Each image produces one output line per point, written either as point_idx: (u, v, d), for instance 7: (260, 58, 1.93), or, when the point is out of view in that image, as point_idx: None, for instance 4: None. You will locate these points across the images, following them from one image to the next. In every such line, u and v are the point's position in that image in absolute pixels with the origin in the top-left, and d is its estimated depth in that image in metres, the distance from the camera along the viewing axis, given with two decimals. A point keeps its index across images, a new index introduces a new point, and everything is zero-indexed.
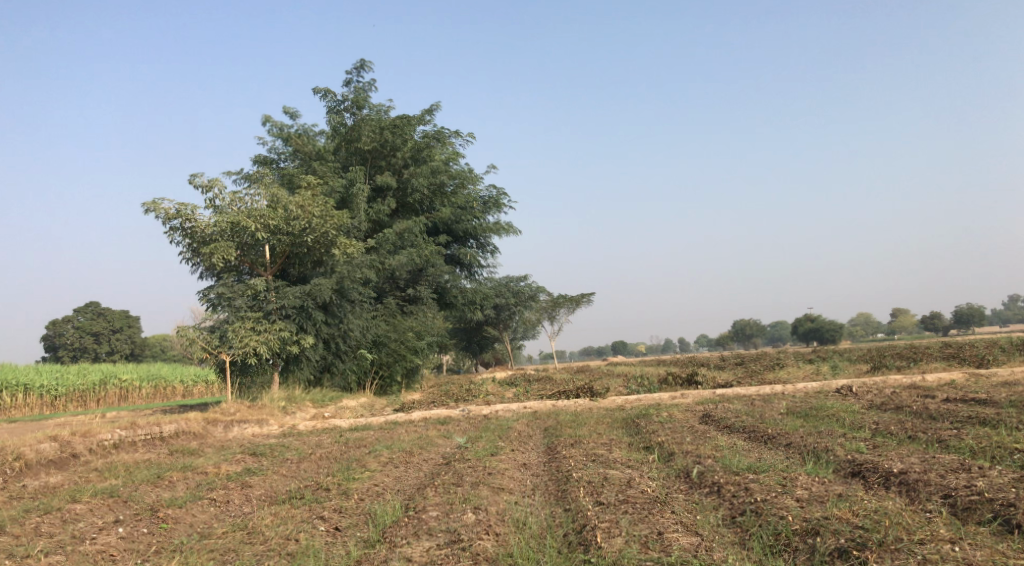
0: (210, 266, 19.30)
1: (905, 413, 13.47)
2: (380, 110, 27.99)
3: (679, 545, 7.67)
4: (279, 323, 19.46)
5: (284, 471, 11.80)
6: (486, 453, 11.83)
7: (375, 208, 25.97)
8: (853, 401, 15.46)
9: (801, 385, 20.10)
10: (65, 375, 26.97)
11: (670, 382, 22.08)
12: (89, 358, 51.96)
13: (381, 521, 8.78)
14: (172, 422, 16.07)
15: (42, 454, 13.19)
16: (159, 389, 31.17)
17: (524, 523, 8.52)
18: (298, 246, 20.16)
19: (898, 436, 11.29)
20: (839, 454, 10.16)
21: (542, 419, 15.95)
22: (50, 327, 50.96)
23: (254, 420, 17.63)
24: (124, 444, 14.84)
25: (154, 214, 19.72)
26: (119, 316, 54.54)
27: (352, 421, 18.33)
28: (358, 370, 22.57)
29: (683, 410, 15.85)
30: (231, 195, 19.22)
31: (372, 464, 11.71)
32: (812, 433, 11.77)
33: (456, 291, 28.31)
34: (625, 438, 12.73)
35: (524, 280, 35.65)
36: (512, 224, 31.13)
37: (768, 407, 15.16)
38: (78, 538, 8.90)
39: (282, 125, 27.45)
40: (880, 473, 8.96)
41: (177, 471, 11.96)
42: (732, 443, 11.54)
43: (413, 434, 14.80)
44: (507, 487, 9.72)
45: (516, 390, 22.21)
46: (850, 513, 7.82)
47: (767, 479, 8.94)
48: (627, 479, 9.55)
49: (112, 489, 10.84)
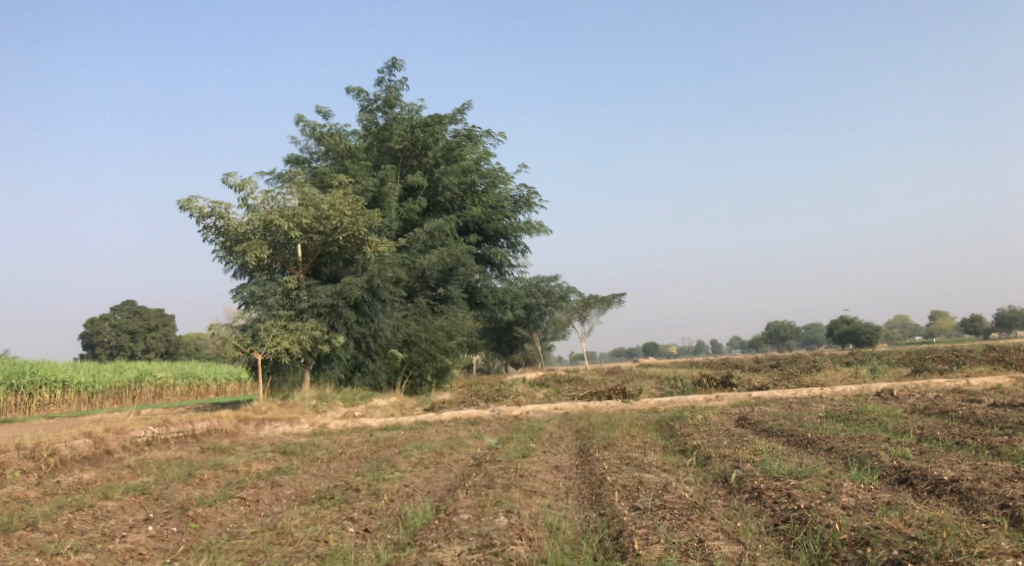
0: (243, 265, 19.34)
1: (951, 418, 13.03)
2: (412, 109, 27.92)
3: (722, 554, 7.39)
4: (310, 322, 19.45)
5: (315, 471, 11.69)
6: (518, 455, 11.62)
7: (407, 207, 25.90)
8: (895, 405, 15.03)
9: (840, 388, 19.63)
10: (102, 372, 27.20)
11: (705, 384, 21.71)
12: (125, 356, 52.58)
13: (412, 523, 8.61)
14: (204, 420, 16.09)
15: (76, 450, 13.23)
16: (193, 387, 31.44)
17: (558, 528, 8.30)
18: (330, 245, 20.13)
19: (946, 442, 10.89)
20: (885, 459, 9.81)
21: (575, 421, 15.70)
22: (88, 326, 51.77)
23: (285, 419, 17.59)
24: (157, 441, 14.85)
25: (189, 212, 19.80)
26: (155, 315, 55.19)
27: (383, 420, 18.20)
28: (388, 369, 22.50)
29: (719, 412, 15.51)
30: (264, 194, 19.23)
31: (403, 464, 11.55)
32: (854, 438, 11.40)
33: (486, 291, 28.17)
34: (659, 440, 12.46)
35: (555, 280, 35.50)
36: (543, 223, 30.90)
37: (806, 410, 14.78)
38: (108, 536, 8.82)
39: (314, 125, 27.49)
40: (929, 480, 8.62)
41: (209, 469, 11.90)
42: (771, 447, 11.23)
43: (443, 434, 14.64)
44: (540, 489, 9.51)
45: (548, 391, 21.96)
46: (902, 523, 7.50)
47: (810, 485, 8.62)
48: (664, 483, 9.29)
49: (144, 487, 10.80)
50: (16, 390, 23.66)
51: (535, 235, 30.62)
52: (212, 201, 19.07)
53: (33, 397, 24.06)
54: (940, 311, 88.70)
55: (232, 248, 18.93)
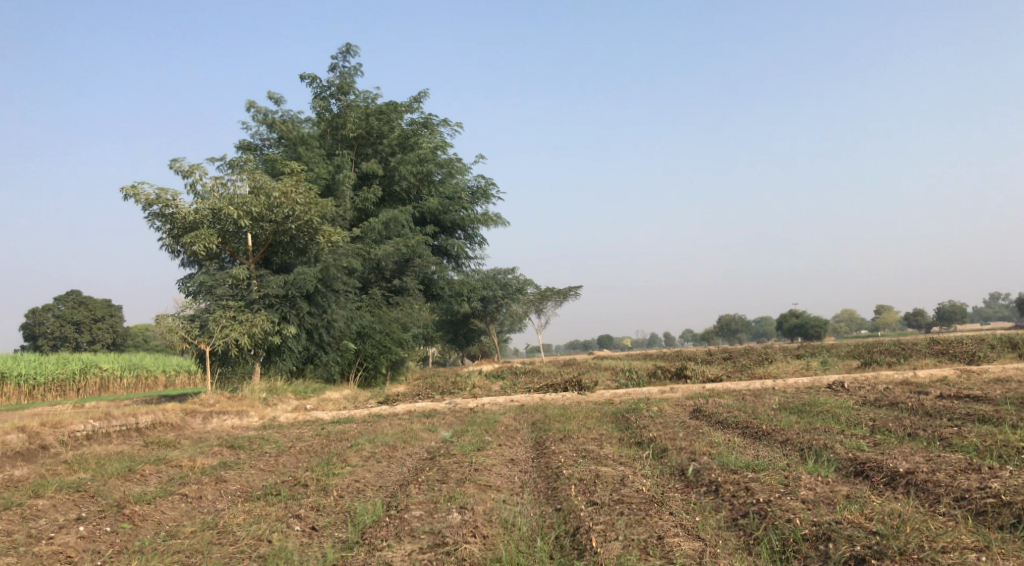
0: (191, 254, 18.73)
1: (901, 410, 13.09)
2: (366, 96, 27.38)
3: (682, 551, 7.23)
4: (261, 312, 18.94)
5: (262, 465, 11.29)
6: (473, 448, 11.36)
7: (361, 196, 25.39)
8: (846, 397, 15.10)
9: (792, 380, 19.73)
10: (43, 363, 26.25)
11: (659, 376, 21.69)
12: (69, 347, 51.08)
13: (361, 521, 8.30)
14: (148, 413, 15.52)
15: (9, 446, 12.60)
16: (141, 379, 30.56)
17: (513, 524, 8.06)
18: (281, 234, 19.59)
19: (898, 434, 10.91)
20: (840, 451, 9.76)
21: (530, 413, 15.49)
22: (29, 316, 50.07)
23: (234, 412, 17.08)
24: (97, 435, 14.25)
25: (134, 199, 19.11)
26: (101, 305, 53.63)
27: (335, 413, 17.78)
28: (342, 361, 22.03)
29: (674, 404, 15.40)
30: (214, 181, 18.63)
31: (353, 459, 11.19)
32: (809, 430, 11.36)
33: (442, 283, 27.79)
34: (615, 433, 12.30)
35: (512, 272, 35.25)
36: (500, 215, 30.58)
37: (759, 402, 14.75)
38: (35, 538, 8.34)
39: (266, 111, 26.80)
40: (886, 472, 8.57)
41: (150, 464, 11.43)
42: (727, 439, 11.12)
43: (397, 427, 14.30)
44: (494, 484, 9.26)
45: (503, 383, 21.76)
46: (863, 517, 7.42)
47: (769, 477, 8.51)
48: (621, 476, 9.10)
49: (79, 483, 10.30)
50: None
51: (492, 226, 30.34)
52: (158, 188, 18.42)
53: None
54: (884, 305, 90.58)
55: (180, 236, 18.31)
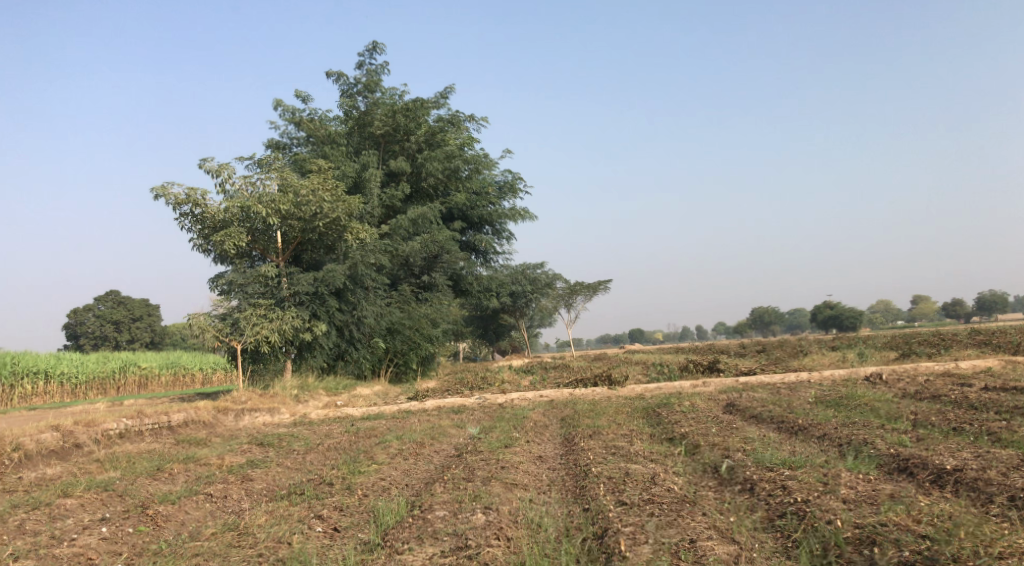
0: (222, 253, 18.68)
1: (944, 402, 12.62)
2: (393, 93, 27.23)
3: (716, 556, 6.93)
4: (292, 310, 18.86)
5: (289, 464, 11.16)
6: (500, 445, 11.12)
7: (389, 193, 25.26)
8: (885, 389, 14.63)
9: (828, 372, 19.26)
10: (85, 362, 26.44)
11: (692, 369, 21.33)
12: (109, 347, 51.88)
13: (384, 522, 8.11)
14: (180, 411, 15.49)
15: (43, 445, 12.60)
16: (178, 377, 30.79)
17: (539, 525, 7.81)
18: (310, 232, 19.45)
19: (942, 428, 10.48)
20: (881, 447, 9.37)
21: (559, 408, 15.24)
22: (71, 316, 50.77)
23: (266, 409, 17.01)
24: (129, 433, 14.22)
25: (163, 199, 19.13)
26: (139, 305, 54.26)
27: (366, 410, 17.68)
28: (372, 358, 21.90)
29: (706, 399, 15.05)
30: (242, 180, 18.56)
31: (380, 456, 11.01)
32: (847, 424, 10.97)
33: (471, 278, 27.55)
34: (646, 428, 12.00)
35: (541, 267, 34.99)
36: (528, 209, 30.31)
37: (795, 396, 14.35)
38: (57, 539, 8.25)
39: (294, 109, 26.75)
40: (931, 470, 8.19)
41: (179, 463, 11.35)
42: (762, 435, 10.75)
43: (425, 423, 14.12)
44: (521, 482, 9.02)
45: (533, 378, 21.52)
46: (910, 519, 7.07)
47: (806, 475, 8.15)
48: (651, 474, 8.80)
49: (108, 482, 10.23)
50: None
51: (520, 221, 30.08)
52: (188, 188, 18.39)
53: (15, 388, 23.30)
54: (923, 295, 88.97)
55: (210, 235, 18.29)
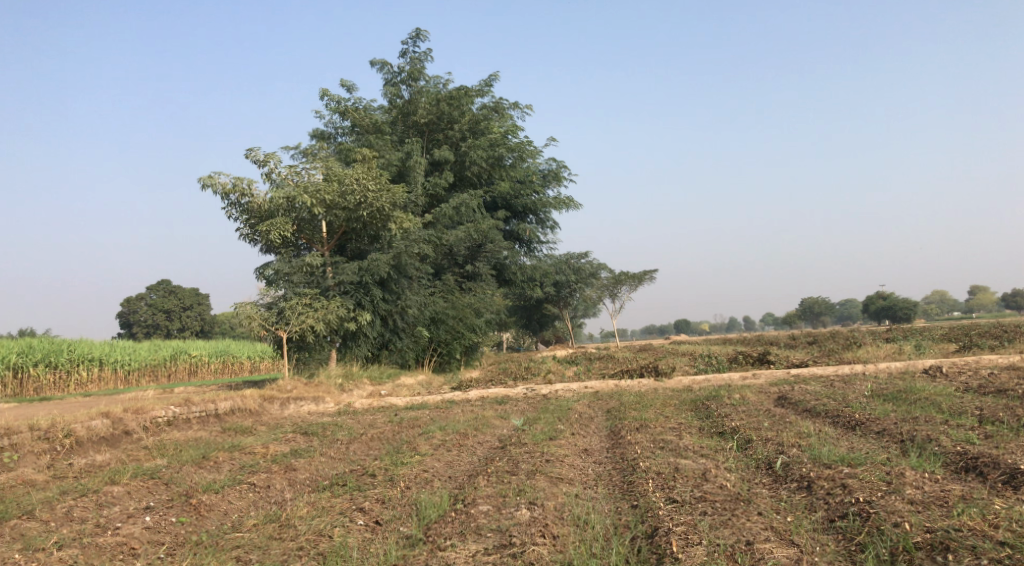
0: (268, 243, 18.71)
1: (1010, 397, 12.06)
2: (437, 81, 27.04)
3: (774, 560, 6.61)
4: (336, 300, 18.82)
5: (333, 453, 11.05)
6: (545, 437, 10.86)
7: (433, 182, 25.12)
8: (946, 383, 14.06)
9: (884, 365, 18.62)
10: (137, 349, 26.78)
11: (741, 361, 20.84)
12: (161, 335, 52.77)
13: (426, 515, 7.94)
14: (227, 399, 15.53)
15: (93, 431, 12.66)
16: (228, 364, 31.17)
17: (586, 522, 7.56)
18: (354, 222, 19.33)
19: (1011, 425, 9.97)
20: (947, 444, 8.93)
21: (605, 400, 14.95)
22: (124, 305, 51.91)
23: (311, 398, 17.01)
24: (178, 421, 14.26)
25: (210, 188, 19.24)
26: (189, 294, 55.16)
27: (410, 400, 17.59)
28: (416, 347, 21.80)
29: (757, 391, 14.62)
30: (288, 169, 18.54)
31: (423, 447, 10.85)
32: (908, 419, 10.50)
33: (514, 268, 27.26)
34: (695, 421, 11.65)
35: (585, 256, 34.61)
36: (572, 198, 29.95)
37: (849, 389, 13.86)
38: (102, 527, 8.22)
39: (339, 99, 26.73)
40: (1003, 470, 7.75)
41: (224, 451, 11.32)
42: (818, 429, 10.33)
43: (469, 414, 13.93)
44: (567, 476, 8.76)
45: (578, 369, 21.24)
46: (987, 524, 6.67)
47: (868, 474, 7.75)
48: (702, 469, 8.49)
49: (155, 470, 10.21)
50: (53, 368, 23.05)
51: (565, 209, 29.72)
52: (234, 177, 18.44)
53: (71, 375, 23.63)
54: (980, 285, 86.54)
55: (256, 225, 18.34)
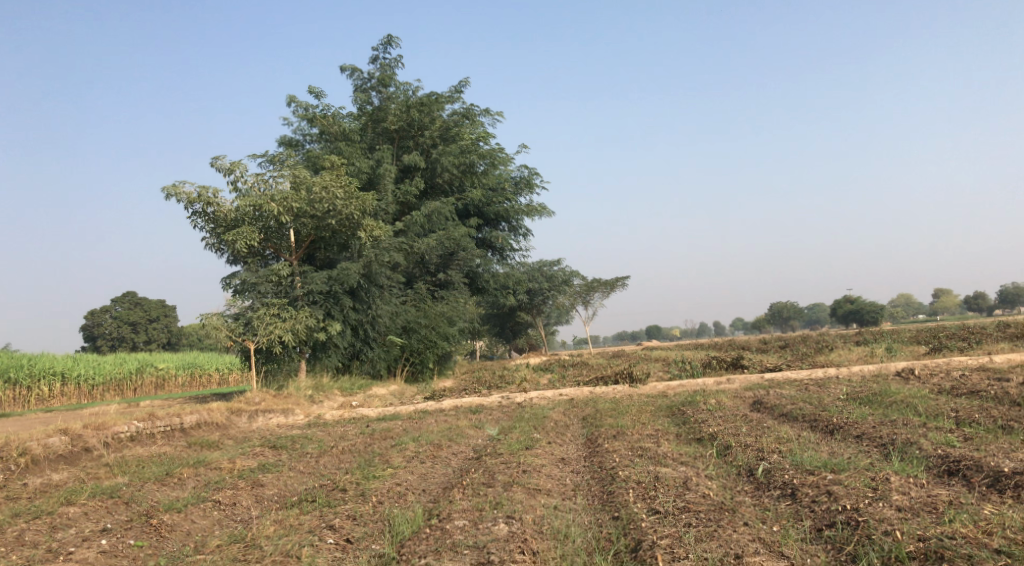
0: (234, 253, 18.24)
1: (984, 399, 12.02)
2: (407, 88, 26.71)
3: None
4: (305, 309, 18.42)
5: (302, 467, 10.69)
6: (521, 447, 10.58)
7: (403, 189, 24.80)
8: (919, 386, 14.01)
9: (857, 368, 18.59)
10: (102, 364, 26.09)
11: (715, 366, 20.68)
12: (126, 348, 51.63)
13: (399, 532, 7.64)
14: (193, 412, 15.05)
15: (51, 449, 12.17)
16: (195, 377, 30.54)
17: (566, 535, 7.32)
18: (323, 230, 18.94)
19: (988, 426, 9.91)
20: (928, 447, 8.81)
21: (580, 407, 14.73)
22: (88, 318, 50.81)
23: (279, 410, 16.57)
24: (141, 436, 13.78)
25: (175, 198, 18.77)
26: (156, 306, 54.22)
27: (381, 410, 17.23)
28: (387, 357, 21.44)
29: (732, 396, 14.49)
30: (255, 177, 18.11)
31: (396, 459, 10.52)
32: (885, 423, 10.38)
33: (487, 275, 26.99)
34: (672, 428, 11.43)
35: (558, 263, 34.44)
36: (545, 205, 29.75)
37: (824, 392, 13.76)
38: (55, 552, 7.81)
39: (307, 106, 26.30)
40: (987, 473, 7.65)
41: (188, 467, 10.90)
42: (797, 435, 10.15)
43: (441, 424, 13.62)
44: (544, 487, 8.50)
45: (552, 377, 20.94)
46: (980, 530, 6.55)
47: (854, 480, 7.57)
48: (683, 478, 8.25)
49: (114, 489, 9.77)
50: (13, 384, 22.37)
51: (537, 217, 29.52)
52: (199, 186, 17.99)
53: (32, 391, 22.88)
54: (943, 288, 87.88)
55: (223, 234, 17.86)
